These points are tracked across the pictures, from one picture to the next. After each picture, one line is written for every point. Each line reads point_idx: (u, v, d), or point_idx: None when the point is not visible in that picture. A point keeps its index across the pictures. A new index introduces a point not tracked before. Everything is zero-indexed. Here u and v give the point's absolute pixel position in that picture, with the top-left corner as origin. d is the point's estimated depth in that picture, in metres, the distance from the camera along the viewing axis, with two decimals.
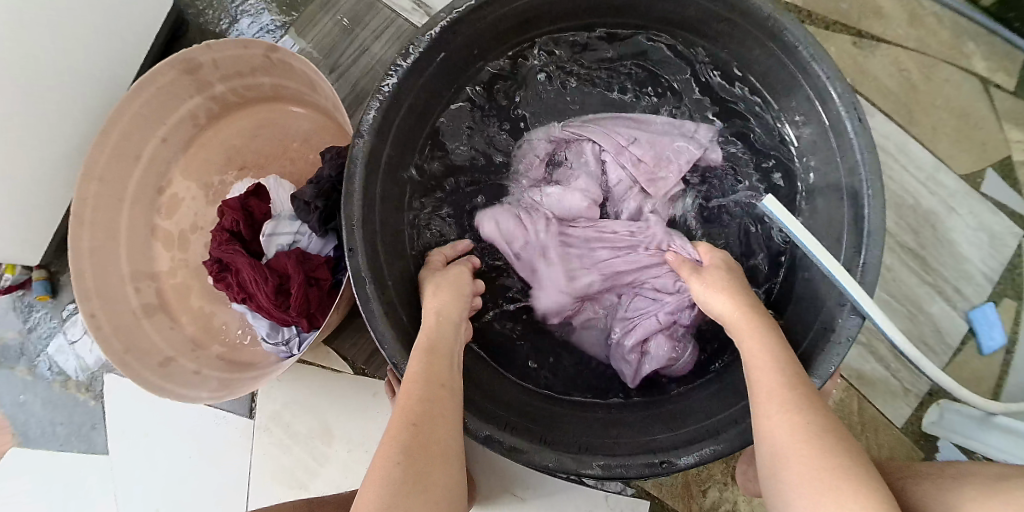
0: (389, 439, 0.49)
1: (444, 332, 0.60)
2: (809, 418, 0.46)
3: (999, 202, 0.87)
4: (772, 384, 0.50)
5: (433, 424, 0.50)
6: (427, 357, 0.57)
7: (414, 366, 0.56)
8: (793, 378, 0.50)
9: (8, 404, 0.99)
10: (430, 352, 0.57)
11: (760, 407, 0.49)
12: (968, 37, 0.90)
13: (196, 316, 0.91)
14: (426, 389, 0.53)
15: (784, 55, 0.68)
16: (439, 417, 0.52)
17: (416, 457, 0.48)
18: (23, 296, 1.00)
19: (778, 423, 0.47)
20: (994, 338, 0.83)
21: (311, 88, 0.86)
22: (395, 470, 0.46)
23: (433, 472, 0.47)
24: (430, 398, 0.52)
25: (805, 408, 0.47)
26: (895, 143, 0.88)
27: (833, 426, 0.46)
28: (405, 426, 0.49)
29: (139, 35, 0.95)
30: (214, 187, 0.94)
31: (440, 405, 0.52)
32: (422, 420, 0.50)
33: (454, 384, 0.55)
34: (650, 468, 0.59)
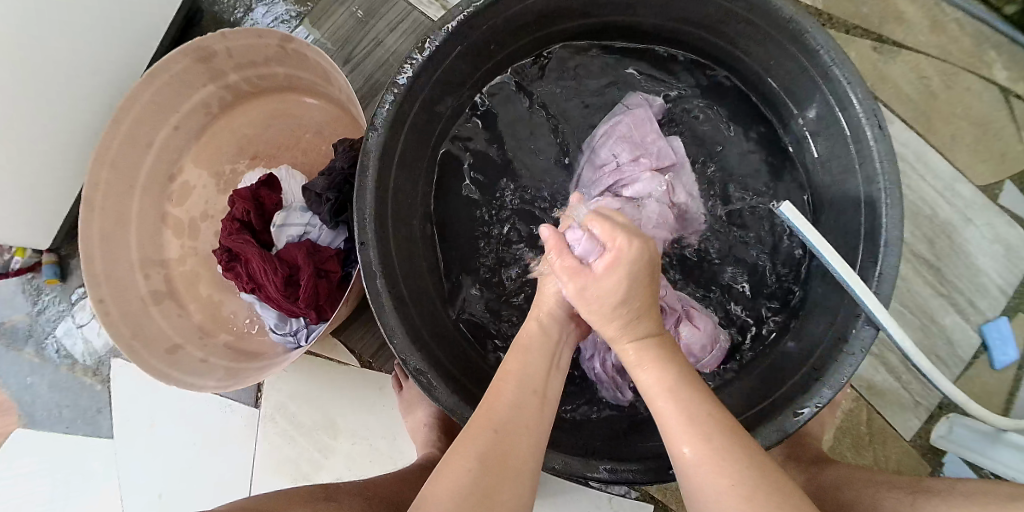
0: (470, 439, 0.49)
1: (546, 334, 0.57)
2: (732, 475, 0.44)
3: (1017, 214, 0.86)
4: (677, 428, 0.47)
5: (519, 432, 0.49)
6: (528, 360, 0.54)
7: (513, 366, 0.54)
8: (701, 418, 0.47)
9: (16, 386, 1.00)
10: (529, 354, 0.55)
11: (670, 441, 0.48)
12: (991, 46, 0.89)
13: (205, 304, 0.92)
14: (517, 397, 0.51)
15: (806, 59, 0.66)
16: (526, 428, 0.50)
17: (494, 466, 0.47)
18: (32, 279, 1.01)
19: (702, 476, 0.45)
20: (1006, 353, 0.82)
21: (324, 79, 0.86)
22: (469, 475, 0.46)
23: (509, 482, 0.47)
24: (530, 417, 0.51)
25: (726, 458, 0.45)
26: (912, 152, 0.87)
27: (755, 468, 0.45)
28: (489, 429, 0.49)
29: (153, 21, 0.95)
30: (225, 175, 0.94)
31: (531, 415, 0.51)
32: (510, 429, 0.49)
33: (549, 397, 0.53)
34: (657, 474, 0.59)
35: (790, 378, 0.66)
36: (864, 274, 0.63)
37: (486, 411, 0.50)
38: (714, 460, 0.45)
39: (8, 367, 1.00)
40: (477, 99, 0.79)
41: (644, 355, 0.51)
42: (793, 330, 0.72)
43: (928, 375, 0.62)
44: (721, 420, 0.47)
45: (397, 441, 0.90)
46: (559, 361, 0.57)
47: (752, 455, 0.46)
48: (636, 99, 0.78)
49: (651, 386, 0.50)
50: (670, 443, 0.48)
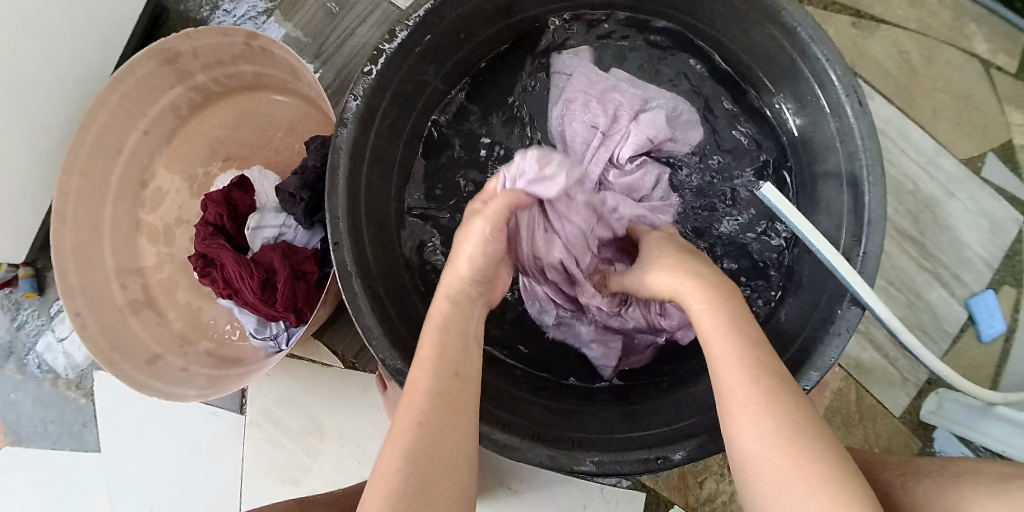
0: (395, 443, 0.45)
1: (460, 317, 0.54)
2: (783, 412, 0.42)
3: (999, 186, 0.85)
4: (732, 377, 0.45)
5: (442, 423, 0.46)
6: (446, 347, 0.51)
7: (432, 350, 0.51)
8: (760, 373, 0.44)
9: None
10: (444, 337, 0.52)
11: (724, 406, 0.45)
12: (969, 17, 0.88)
13: (184, 311, 0.90)
14: (440, 385, 0.48)
15: (782, 36, 0.65)
16: (453, 410, 0.47)
17: (425, 464, 0.44)
18: (9, 294, 0.99)
19: (750, 426, 0.42)
20: (992, 326, 0.82)
21: (293, 76, 0.84)
22: (401, 481, 0.42)
23: (447, 475, 0.44)
24: (449, 398, 0.48)
25: (782, 397, 0.43)
26: (894, 127, 0.87)
27: (805, 414, 0.43)
28: (415, 423, 0.45)
29: (117, 24, 0.92)
30: (199, 179, 0.92)
31: (455, 405, 0.47)
32: (433, 422, 0.46)
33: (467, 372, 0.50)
34: (644, 464, 0.58)
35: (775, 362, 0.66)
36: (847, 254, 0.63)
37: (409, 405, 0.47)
38: (767, 404, 0.43)
39: None
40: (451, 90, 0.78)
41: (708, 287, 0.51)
42: (776, 311, 0.71)
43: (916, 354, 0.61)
44: (773, 372, 0.45)
45: (386, 442, 0.89)
46: (476, 338, 0.54)
47: (800, 403, 0.43)
48: (566, 62, 0.78)
49: (712, 351, 0.47)
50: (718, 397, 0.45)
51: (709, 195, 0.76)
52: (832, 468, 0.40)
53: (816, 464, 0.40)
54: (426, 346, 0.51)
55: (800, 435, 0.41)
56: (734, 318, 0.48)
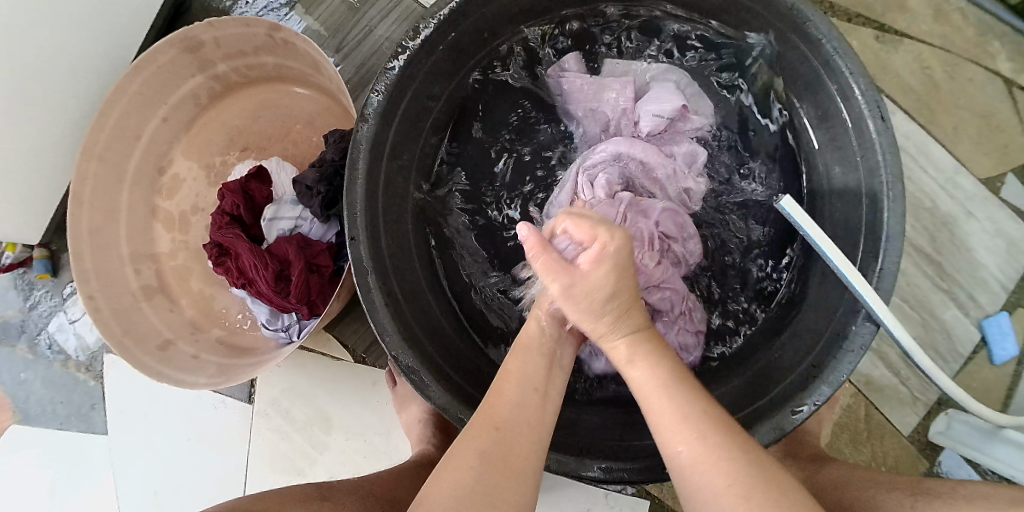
0: (471, 439, 0.49)
1: (548, 346, 0.57)
2: (712, 444, 0.46)
3: (1018, 207, 0.85)
4: (661, 418, 0.48)
5: (518, 430, 0.49)
6: (528, 363, 0.55)
7: (517, 362, 0.55)
8: (688, 412, 0.47)
9: (9, 382, 0.99)
10: (530, 355, 0.56)
11: (659, 431, 0.48)
12: (994, 36, 0.87)
13: (196, 299, 0.90)
14: (520, 394, 0.52)
15: (807, 48, 0.65)
16: (532, 421, 0.51)
17: (496, 460, 0.47)
18: (24, 274, 1.00)
19: (696, 461, 0.46)
20: (1006, 349, 0.81)
21: (315, 68, 0.84)
22: (472, 473, 0.47)
23: (517, 475, 0.48)
24: (530, 412, 0.51)
25: (716, 436, 0.46)
26: (914, 143, 0.86)
27: (739, 441, 0.46)
28: (492, 428, 0.49)
29: (141, 11, 0.92)
30: (216, 168, 0.93)
31: (535, 418, 0.51)
32: (511, 429, 0.49)
33: (553, 396, 0.54)
34: (652, 472, 0.58)
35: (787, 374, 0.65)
36: (864, 270, 0.62)
37: (490, 407, 0.51)
38: (700, 438, 0.46)
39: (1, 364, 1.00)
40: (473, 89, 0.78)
41: (630, 338, 0.53)
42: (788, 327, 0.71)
43: (929, 373, 0.61)
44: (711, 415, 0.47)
45: (392, 437, 0.89)
46: (563, 363, 0.57)
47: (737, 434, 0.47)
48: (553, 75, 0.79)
49: (644, 389, 0.50)
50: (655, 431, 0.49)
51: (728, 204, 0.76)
52: (758, 498, 0.43)
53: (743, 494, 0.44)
54: (512, 359, 0.56)
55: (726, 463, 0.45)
56: (659, 358, 0.51)
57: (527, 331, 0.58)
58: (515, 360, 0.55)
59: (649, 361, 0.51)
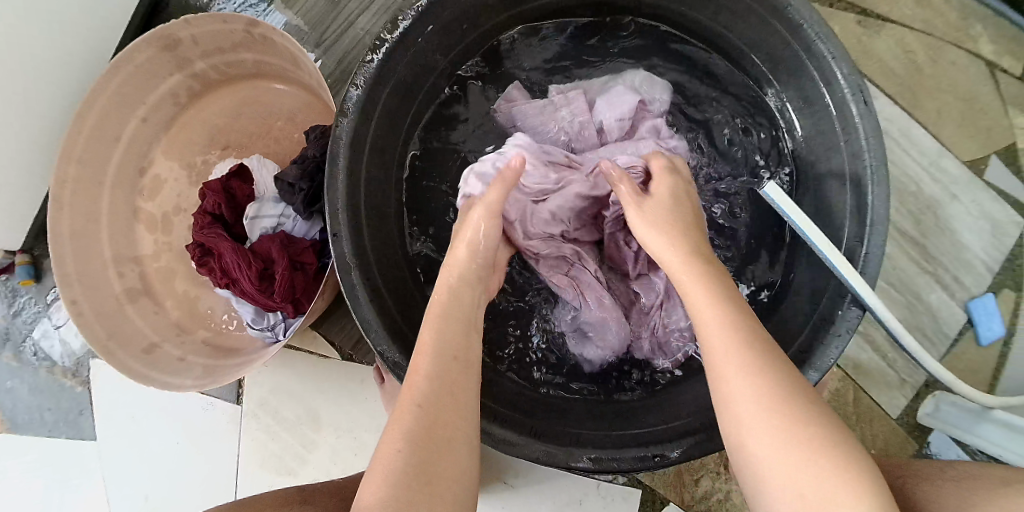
0: (396, 423, 0.46)
1: (464, 299, 0.58)
2: (774, 382, 0.43)
3: (1002, 189, 0.85)
4: (726, 354, 0.45)
5: (449, 406, 0.48)
6: (445, 332, 0.53)
7: (431, 330, 0.54)
8: (748, 338, 0.45)
9: None
10: (444, 323, 0.54)
11: (715, 374, 0.45)
12: (975, 19, 0.87)
13: (181, 300, 0.89)
14: (439, 366, 0.50)
15: (788, 34, 0.65)
16: (456, 392, 0.49)
17: (425, 443, 0.45)
18: (6, 281, 0.98)
19: (745, 394, 0.43)
20: (992, 328, 0.81)
21: (294, 64, 0.83)
22: (400, 464, 0.44)
23: (449, 459, 0.45)
24: (452, 383, 0.49)
25: (779, 383, 0.43)
26: (898, 127, 0.86)
27: (794, 378, 0.44)
28: (415, 405, 0.47)
29: (116, 10, 0.91)
30: (197, 167, 0.92)
31: (456, 383, 0.50)
32: (439, 403, 0.47)
33: (472, 358, 0.53)
34: (641, 462, 0.58)
35: (776, 361, 0.65)
36: (848, 254, 0.62)
37: (413, 385, 0.49)
38: (761, 377, 0.43)
39: None
40: (455, 82, 0.77)
41: (703, 277, 0.50)
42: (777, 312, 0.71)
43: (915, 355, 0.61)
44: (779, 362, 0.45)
45: (383, 434, 0.89)
46: (477, 322, 0.57)
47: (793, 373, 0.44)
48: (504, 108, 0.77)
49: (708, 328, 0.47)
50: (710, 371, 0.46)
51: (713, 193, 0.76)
52: (833, 448, 0.40)
53: (818, 440, 0.40)
54: (427, 328, 0.54)
55: (789, 404, 0.42)
56: (724, 305, 0.48)
57: (438, 291, 0.58)
58: (431, 327, 0.54)
59: (716, 298, 0.48)
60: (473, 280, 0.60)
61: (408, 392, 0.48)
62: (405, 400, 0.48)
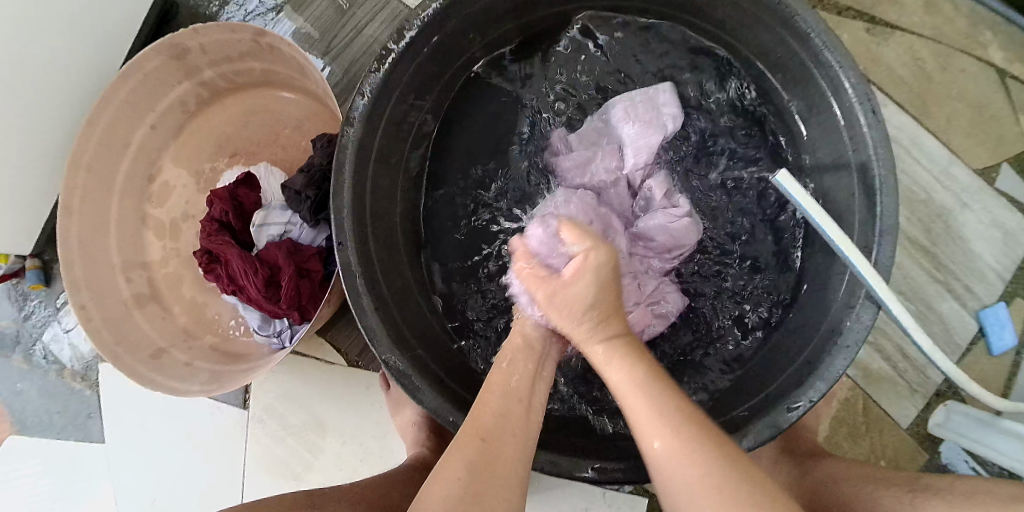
0: (457, 450, 0.48)
1: (536, 345, 0.59)
2: (707, 468, 0.43)
3: (1014, 197, 0.84)
4: (665, 428, 0.45)
5: (508, 441, 0.49)
6: (515, 379, 0.55)
7: (507, 364, 0.56)
8: (662, 404, 0.46)
9: (6, 394, 0.99)
10: (515, 364, 0.56)
11: (636, 430, 0.46)
12: (986, 26, 0.87)
13: (189, 306, 0.90)
14: (508, 407, 0.52)
15: (796, 41, 0.64)
16: (519, 430, 0.50)
17: (481, 471, 0.46)
18: (17, 284, 0.99)
19: (691, 475, 0.43)
20: (1003, 338, 0.80)
21: (301, 72, 0.83)
22: (459, 483, 0.45)
23: (503, 487, 0.46)
24: (513, 420, 0.51)
25: (704, 465, 0.43)
26: (906, 135, 0.85)
27: (711, 433, 0.45)
28: (479, 437, 0.49)
29: (126, 18, 0.92)
30: (205, 174, 0.92)
31: (520, 430, 0.50)
32: (497, 438, 0.49)
33: (535, 406, 0.54)
34: (644, 473, 0.58)
35: (783, 370, 0.65)
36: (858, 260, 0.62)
37: (479, 417, 0.51)
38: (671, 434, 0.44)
39: None
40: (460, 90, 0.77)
41: (612, 346, 0.51)
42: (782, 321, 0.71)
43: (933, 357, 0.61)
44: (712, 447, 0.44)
45: (388, 441, 0.89)
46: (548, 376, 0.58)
47: (714, 433, 0.45)
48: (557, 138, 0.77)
49: (634, 411, 0.47)
50: (630, 428, 0.47)
51: (726, 195, 0.76)
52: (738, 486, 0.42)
53: (721, 489, 0.42)
54: (501, 366, 0.56)
55: (696, 455, 0.43)
56: (635, 370, 0.49)
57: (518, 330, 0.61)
58: (507, 366, 0.56)
59: (632, 374, 0.49)
60: (548, 335, 0.60)
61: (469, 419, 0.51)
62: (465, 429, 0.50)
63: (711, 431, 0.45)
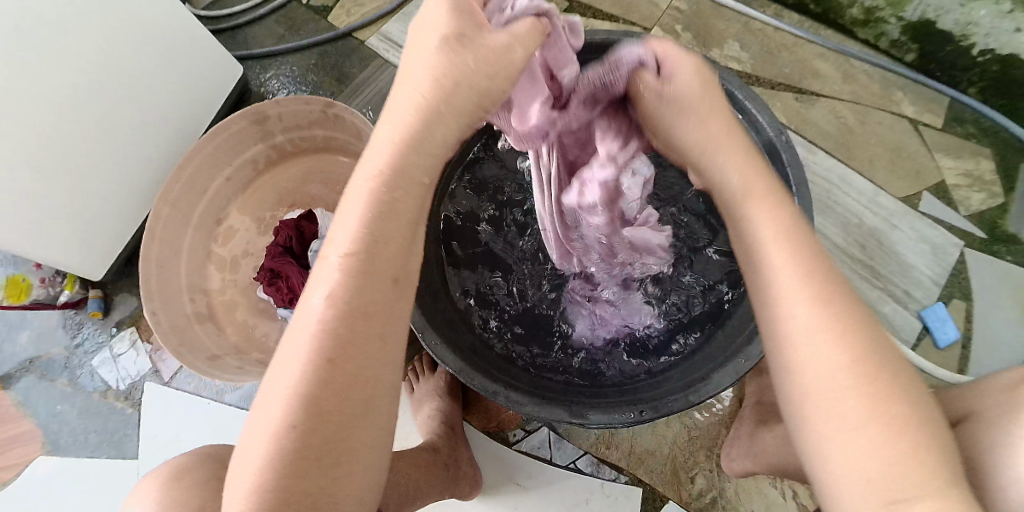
0: (300, 365, 0.43)
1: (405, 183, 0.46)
2: (873, 388, 0.42)
3: (938, 217, 1.00)
4: (822, 330, 0.44)
5: (361, 354, 0.44)
6: (371, 254, 0.45)
7: (359, 233, 0.44)
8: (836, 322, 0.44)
9: (45, 414, 1.12)
10: (386, 220, 0.45)
11: (801, 361, 0.45)
12: (896, 88, 1.08)
13: (240, 327, 1.05)
14: (353, 300, 0.44)
15: (729, 100, 0.84)
16: (380, 319, 0.45)
17: (329, 400, 0.43)
18: (74, 315, 1.16)
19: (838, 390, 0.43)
20: (946, 332, 0.93)
21: (357, 137, 1.05)
22: (300, 439, 0.43)
23: (357, 429, 0.45)
24: (373, 310, 0.45)
25: (880, 380, 0.43)
26: (837, 174, 1.03)
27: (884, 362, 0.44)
28: (320, 358, 0.43)
29: (214, 97, 1.17)
30: (266, 220, 1.13)
31: (368, 342, 0.44)
32: (349, 350, 0.44)
33: (399, 276, 0.46)
34: (632, 416, 0.69)
35: None
36: None
37: (317, 324, 0.44)
38: (855, 353, 0.43)
39: (42, 397, 1.12)
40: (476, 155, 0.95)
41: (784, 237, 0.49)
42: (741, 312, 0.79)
43: None
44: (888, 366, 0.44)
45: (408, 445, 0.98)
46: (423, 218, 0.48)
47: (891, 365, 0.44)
48: None
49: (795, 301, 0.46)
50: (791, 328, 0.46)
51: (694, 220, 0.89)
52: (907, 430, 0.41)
53: (901, 443, 0.41)
54: (352, 234, 0.45)
55: (870, 391, 0.42)
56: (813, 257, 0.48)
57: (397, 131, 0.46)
58: (359, 237, 0.44)
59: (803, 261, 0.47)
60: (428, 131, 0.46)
61: (303, 328, 0.44)
62: (307, 340, 0.44)
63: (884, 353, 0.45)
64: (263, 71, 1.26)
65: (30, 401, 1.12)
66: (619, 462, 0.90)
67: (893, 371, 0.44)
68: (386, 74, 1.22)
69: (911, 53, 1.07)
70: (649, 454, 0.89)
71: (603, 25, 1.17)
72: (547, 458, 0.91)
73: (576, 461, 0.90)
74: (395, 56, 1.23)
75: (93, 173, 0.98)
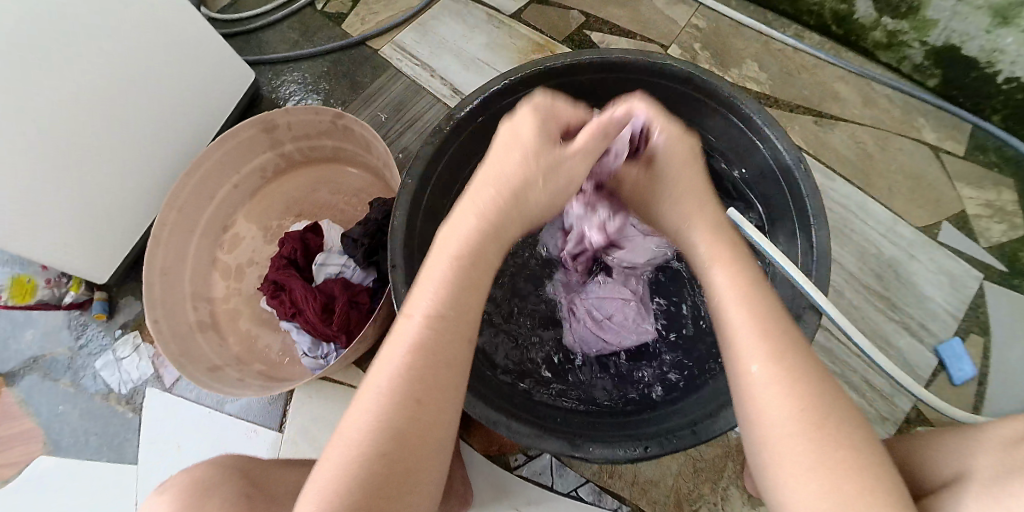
0: (367, 428, 0.50)
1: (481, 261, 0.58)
2: (823, 433, 0.46)
3: (957, 249, 0.97)
4: (769, 374, 0.49)
5: (430, 415, 0.51)
6: (441, 335, 0.53)
7: (429, 306, 0.54)
8: (799, 378, 0.48)
9: (46, 414, 1.11)
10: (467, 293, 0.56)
11: (753, 409, 0.49)
12: (917, 114, 1.06)
13: (243, 337, 1.04)
14: (417, 370, 0.51)
15: (743, 124, 0.82)
16: (434, 389, 0.52)
17: (389, 460, 0.49)
18: (80, 316, 1.16)
19: (788, 439, 0.46)
20: (962, 369, 0.90)
21: (366, 149, 1.04)
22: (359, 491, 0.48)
23: (411, 485, 0.49)
24: (438, 381, 0.52)
25: (832, 426, 0.46)
26: (855, 201, 1.01)
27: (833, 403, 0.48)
28: (385, 419, 0.50)
29: (225, 103, 1.16)
30: (273, 229, 1.12)
31: (431, 408, 0.51)
32: (412, 414, 0.50)
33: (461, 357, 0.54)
34: (635, 453, 0.67)
35: None
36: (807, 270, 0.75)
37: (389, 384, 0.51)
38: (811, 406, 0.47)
39: (45, 397, 1.12)
40: None
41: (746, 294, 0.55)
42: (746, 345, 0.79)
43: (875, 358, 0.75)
44: (833, 408, 0.47)
45: None
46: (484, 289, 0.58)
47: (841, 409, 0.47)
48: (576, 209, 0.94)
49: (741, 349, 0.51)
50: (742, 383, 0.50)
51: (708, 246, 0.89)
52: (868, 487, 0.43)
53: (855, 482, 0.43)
54: (426, 305, 0.55)
55: (816, 437, 0.46)
56: (756, 305, 0.54)
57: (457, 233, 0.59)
58: (426, 320, 0.54)
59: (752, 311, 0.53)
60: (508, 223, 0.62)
61: (371, 393, 0.51)
62: (371, 405, 0.51)
63: (831, 389, 0.49)
64: (276, 76, 1.25)
65: (31, 400, 1.12)
66: (621, 492, 0.88)
67: (837, 409, 0.47)
68: (397, 84, 1.20)
69: (934, 78, 1.05)
70: (652, 485, 0.88)
71: (621, 41, 1.16)
72: (548, 485, 0.89)
73: (577, 489, 0.89)
74: (408, 66, 1.21)
75: (99, 176, 0.97)
